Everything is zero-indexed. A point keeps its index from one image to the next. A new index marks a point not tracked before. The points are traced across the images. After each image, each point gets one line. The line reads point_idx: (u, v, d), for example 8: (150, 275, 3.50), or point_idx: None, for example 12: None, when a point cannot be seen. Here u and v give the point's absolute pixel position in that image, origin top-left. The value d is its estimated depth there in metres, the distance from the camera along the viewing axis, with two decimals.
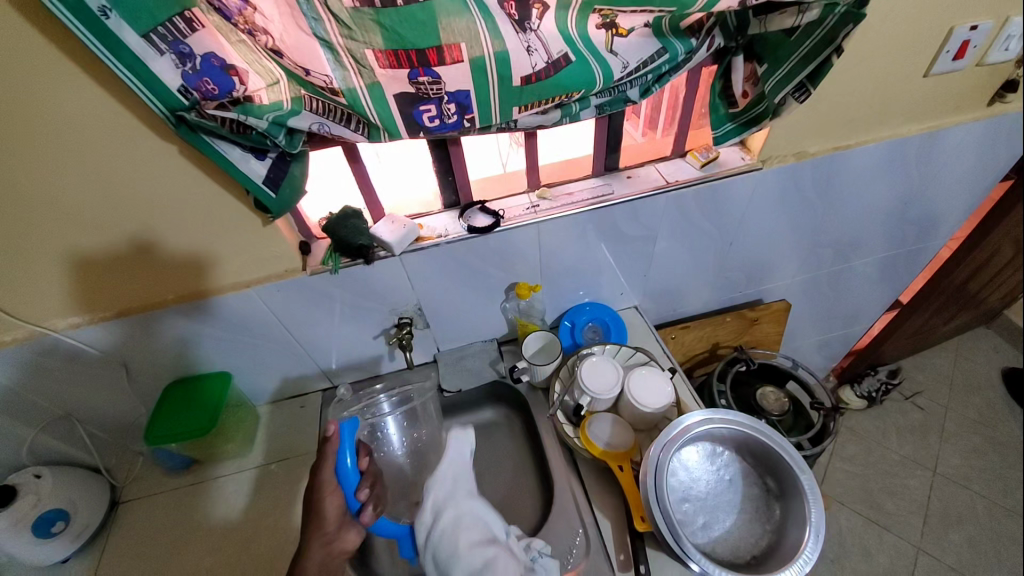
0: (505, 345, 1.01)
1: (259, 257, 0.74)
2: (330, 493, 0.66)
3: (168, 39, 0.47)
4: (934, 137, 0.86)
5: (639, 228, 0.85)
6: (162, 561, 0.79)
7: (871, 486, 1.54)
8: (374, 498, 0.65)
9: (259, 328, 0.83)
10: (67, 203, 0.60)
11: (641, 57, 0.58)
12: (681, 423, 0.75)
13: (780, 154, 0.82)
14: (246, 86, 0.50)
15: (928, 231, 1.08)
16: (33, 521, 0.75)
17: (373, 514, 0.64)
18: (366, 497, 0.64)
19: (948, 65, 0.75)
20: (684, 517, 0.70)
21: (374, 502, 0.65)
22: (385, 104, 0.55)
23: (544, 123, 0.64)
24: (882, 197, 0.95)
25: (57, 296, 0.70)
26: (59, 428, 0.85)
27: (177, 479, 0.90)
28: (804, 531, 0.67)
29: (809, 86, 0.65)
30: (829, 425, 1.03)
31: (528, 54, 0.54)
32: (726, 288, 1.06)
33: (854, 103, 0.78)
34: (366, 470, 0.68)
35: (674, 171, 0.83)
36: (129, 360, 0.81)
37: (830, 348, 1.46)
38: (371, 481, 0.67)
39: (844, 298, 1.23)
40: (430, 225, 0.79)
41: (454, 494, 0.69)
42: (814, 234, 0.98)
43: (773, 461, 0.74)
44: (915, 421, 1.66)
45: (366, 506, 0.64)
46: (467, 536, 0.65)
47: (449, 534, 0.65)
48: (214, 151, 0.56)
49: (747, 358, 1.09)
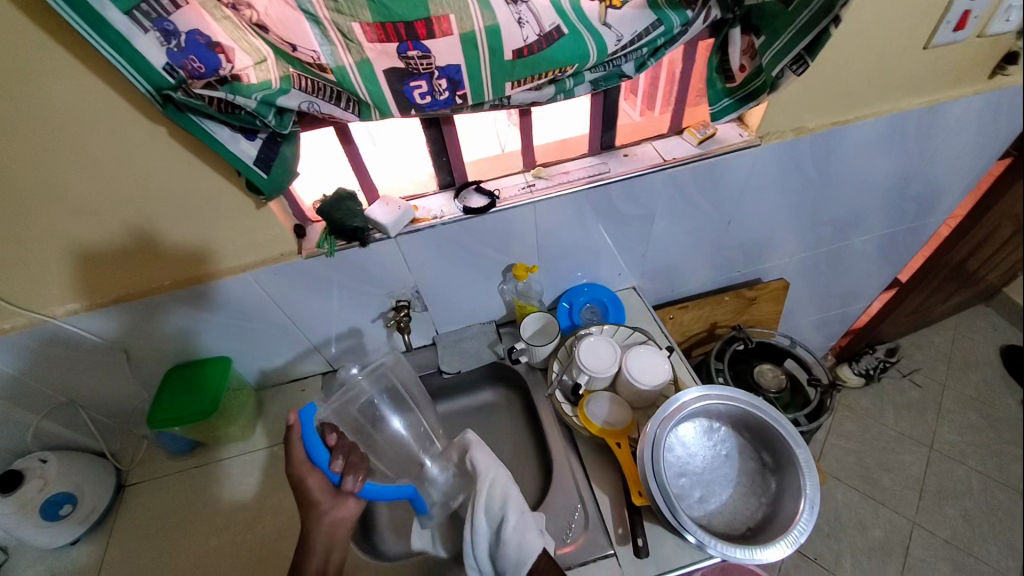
0: (503, 327, 1.01)
1: (253, 241, 0.73)
2: (308, 473, 0.65)
3: (151, 16, 0.46)
4: (935, 110, 0.85)
5: (636, 208, 0.85)
6: (170, 541, 0.81)
7: (867, 462, 1.55)
8: (351, 466, 0.63)
9: (257, 312, 0.83)
10: (60, 187, 0.60)
11: (637, 29, 0.57)
12: (677, 400, 0.75)
13: (779, 130, 0.81)
14: (232, 64, 0.50)
15: (929, 208, 1.08)
16: (40, 505, 0.76)
17: (355, 479, 0.62)
18: (342, 467, 0.63)
19: (949, 37, 0.73)
20: (681, 492, 0.71)
21: (351, 469, 0.63)
22: (375, 80, 0.54)
23: (538, 100, 0.63)
24: (882, 174, 0.95)
25: (57, 283, 0.70)
26: (62, 415, 0.85)
27: (181, 461, 0.91)
28: (799, 503, 0.67)
29: (808, 58, 0.63)
30: (827, 401, 1.04)
31: (519, 26, 0.53)
32: (724, 268, 1.06)
33: (853, 76, 0.76)
34: (335, 445, 0.64)
35: (671, 148, 0.82)
36: (130, 345, 0.82)
37: (828, 327, 1.47)
38: (343, 451, 0.64)
39: (843, 276, 1.23)
40: (425, 206, 0.78)
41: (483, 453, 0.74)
42: (814, 211, 0.98)
43: (768, 435, 0.75)
44: (913, 399, 1.67)
45: (345, 475, 0.62)
46: (509, 492, 0.68)
47: (499, 486, 0.69)
48: (202, 131, 0.55)
49: (745, 337, 1.10)
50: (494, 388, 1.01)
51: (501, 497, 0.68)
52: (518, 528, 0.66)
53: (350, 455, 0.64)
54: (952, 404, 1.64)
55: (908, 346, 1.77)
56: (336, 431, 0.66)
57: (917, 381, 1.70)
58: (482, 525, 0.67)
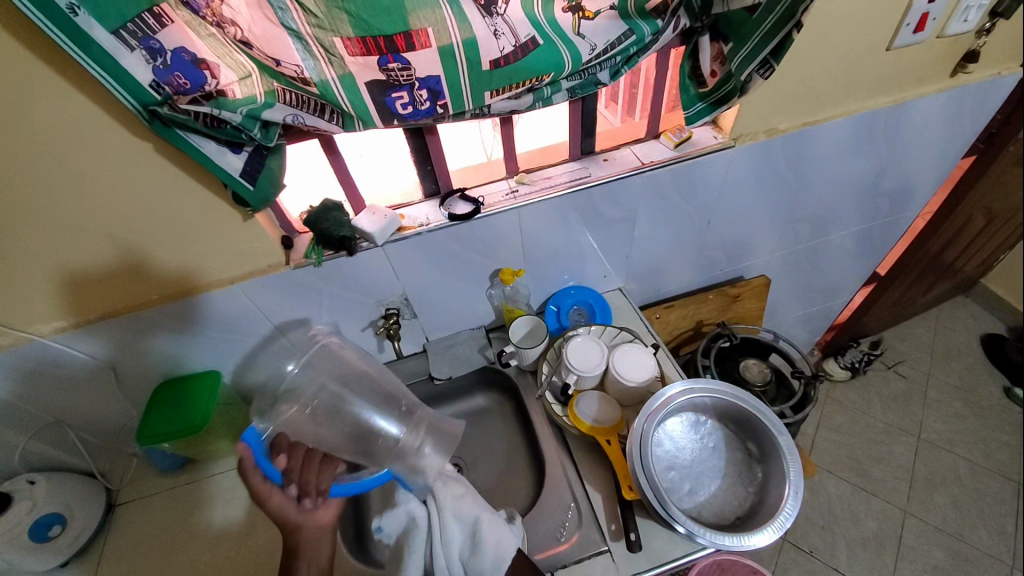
0: (493, 332, 1.02)
1: (240, 253, 0.74)
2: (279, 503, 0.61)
3: (137, 35, 0.47)
4: (901, 108, 0.89)
5: (619, 210, 0.87)
6: (162, 558, 0.80)
7: (858, 454, 1.57)
8: (305, 490, 0.60)
9: (247, 324, 0.83)
10: (44, 205, 0.60)
11: (609, 38, 0.60)
12: (663, 395, 0.77)
13: (752, 131, 0.84)
14: (218, 79, 0.51)
15: (902, 203, 1.11)
16: (29, 527, 0.74)
17: (315, 501, 0.61)
18: (298, 491, 0.60)
19: (910, 38, 0.77)
20: (670, 485, 0.73)
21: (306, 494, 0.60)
22: (357, 92, 0.56)
23: (517, 108, 0.65)
24: (854, 171, 0.98)
25: (44, 301, 0.70)
26: (50, 435, 0.85)
27: (172, 479, 0.90)
28: (785, 489, 0.69)
29: (773, 62, 0.66)
30: (810, 392, 1.07)
31: (495, 38, 0.55)
32: (707, 266, 1.09)
33: (820, 77, 0.79)
34: (290, 470, 0.60)
35: (649, 152, 0.85)
36: (119, 363, 0.82)
37: (812, 322, 1.50)
38: (298, 480, 0.60)
39: (825, 271, 1.26)
40: (411, 214, 0.80)
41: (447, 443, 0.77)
42: (791, 208, 1.01)
43: (752, 425, 0.77)
44: (899, 390, 1.70)
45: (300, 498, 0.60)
46: (467, 499, 0.70)
47: (456, 491, 0.70)
48: (188, 145, 0.56)
49: (729, 333, 1.13)
50: (486, 393, 1.02)
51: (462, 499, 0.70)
52: (494, 531, 0.67)
53: (304, 476, 0.61)
54: (938, 393, 1.67)
55: (893, 338, 1.81)
56: (286, 450, 0.61)
57: (901, 372, 1.74)
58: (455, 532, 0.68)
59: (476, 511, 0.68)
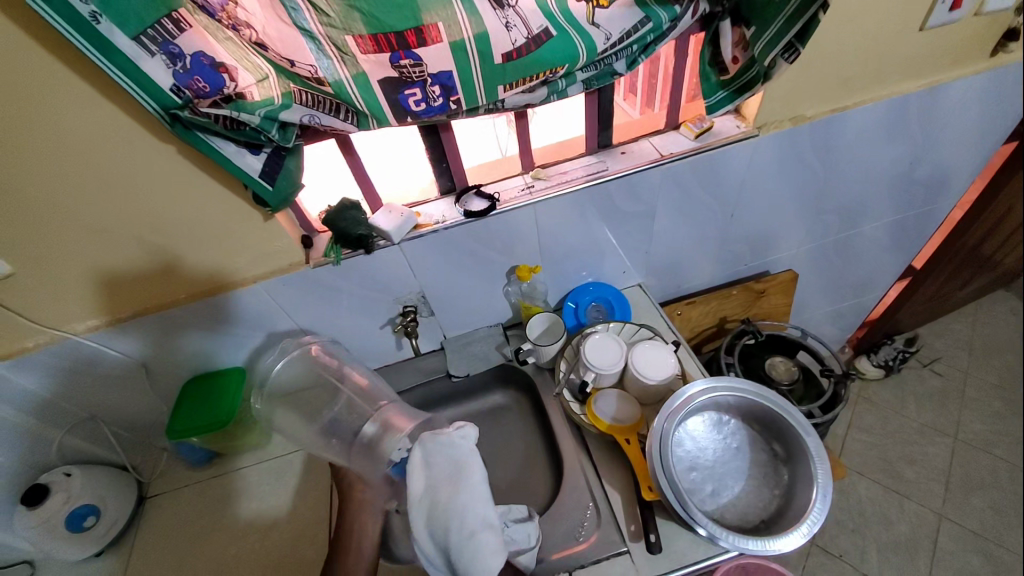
0: (510, 329, 1.02)
1: (262, 253, 0.76)
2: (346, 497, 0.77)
3: (157, 40, 0.48)
4: (935, 93, 0.84)
5: (637, 204, 0.85)
6: (191, 547, 0.83)
7: (891, 454, 1.51)
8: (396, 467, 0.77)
9: (271, 322, 0.85)
10: (78, 210, 0.63)
11: (624, 27, 0.58)
12: (683, 394, 0.75)
13: (777, 120, 0.81)
14: (236, 82, 0.52)
15: (938, 192, 1.06)
16: (64, 518, 0.78)
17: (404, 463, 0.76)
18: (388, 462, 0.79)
19: (944, 17, 0.73)
20: (692, 486, 0.71)
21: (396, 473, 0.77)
22: (369, 89, 0.55)
23: (532, 101, 0.64)
24: (885, 160, 0.94)
25: (79, 301, 0.73)
26: (83, 430, 0.89)
27: (200, 472, 0.93)
28: (812, 492, 0.67)
29: (798, 45, 0.64)
30: (840, 392, 1.04)
31: (507, 31, 0.54)
32: (729, 261, 1.06)
33: (849, 59, 0.76)
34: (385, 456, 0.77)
35: (669, 144, 0.82)
36: (150, 361, 0.85)
37: (843, 318, 1.44)
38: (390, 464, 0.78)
39: (855, 264, 1.21)
40: (427, 212, 0.80)
41: (460, 435, 0.68)
42: (819, 200, 0.97)
43: (778, 426, 0.74)
44: (935, 388, 1.62)
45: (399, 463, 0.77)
46: (451, 511, 0.61)
47: (443, 496, 0.63)
48: (209, 148, 0.57)
49: (754, 330, 1.09)
50: (504, 391, 1.02)
51: (444, 509, 0.62)
52: (466, 556, 0.59)
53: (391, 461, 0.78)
54: (977, 392, 1.59)
55: (929, 335, 1.72)
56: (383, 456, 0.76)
57: (938, 370, 1.66)
58: (428, 545, 0.61)
59: (454, 523, 0.60)
